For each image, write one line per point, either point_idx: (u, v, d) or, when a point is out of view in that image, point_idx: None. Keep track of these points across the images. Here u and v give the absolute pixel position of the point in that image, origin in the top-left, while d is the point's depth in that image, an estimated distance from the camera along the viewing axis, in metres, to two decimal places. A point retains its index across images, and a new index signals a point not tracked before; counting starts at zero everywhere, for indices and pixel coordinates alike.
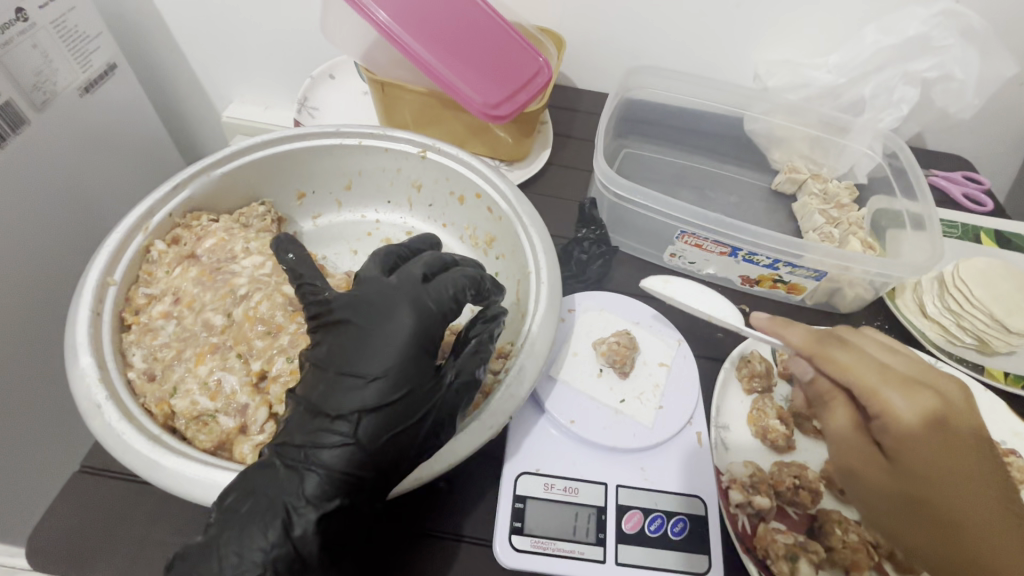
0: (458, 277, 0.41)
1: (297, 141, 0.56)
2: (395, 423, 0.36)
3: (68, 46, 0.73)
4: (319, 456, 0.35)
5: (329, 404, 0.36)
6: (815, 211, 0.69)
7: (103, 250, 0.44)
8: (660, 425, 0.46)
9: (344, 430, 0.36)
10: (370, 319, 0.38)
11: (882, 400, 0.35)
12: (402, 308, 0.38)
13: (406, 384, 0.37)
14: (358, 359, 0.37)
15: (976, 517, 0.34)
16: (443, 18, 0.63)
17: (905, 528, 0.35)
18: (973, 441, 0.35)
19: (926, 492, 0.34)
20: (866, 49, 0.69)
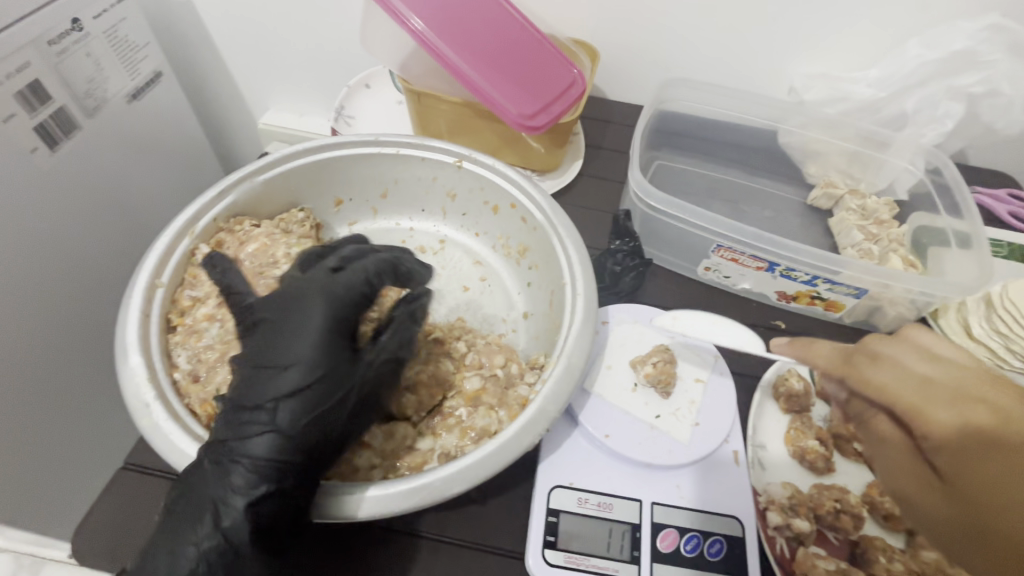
0: (366, 264, 0.42)
1: (336, 151, 0.57)
2: (315, 408, 0.35)
3: (119, 55, 0.76)
4: (243, 451, 0.34)
5: (248, 396, 0.35)
6: (852, 227, 0.68)
7: (152, 254, 0.45)
8: (697, 442, 0.45)
9: (263, 419, 0.35)
10: (286, 311, 0.38)
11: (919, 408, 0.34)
12: (316, 296, 0.38)
13: (322, 367, 0.36)
14: (276, 350, 0.37)
15: None
16: (480, 31, 0.64)
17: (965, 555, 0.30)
18: None
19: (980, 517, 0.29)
20: (908, 63, 0.67)
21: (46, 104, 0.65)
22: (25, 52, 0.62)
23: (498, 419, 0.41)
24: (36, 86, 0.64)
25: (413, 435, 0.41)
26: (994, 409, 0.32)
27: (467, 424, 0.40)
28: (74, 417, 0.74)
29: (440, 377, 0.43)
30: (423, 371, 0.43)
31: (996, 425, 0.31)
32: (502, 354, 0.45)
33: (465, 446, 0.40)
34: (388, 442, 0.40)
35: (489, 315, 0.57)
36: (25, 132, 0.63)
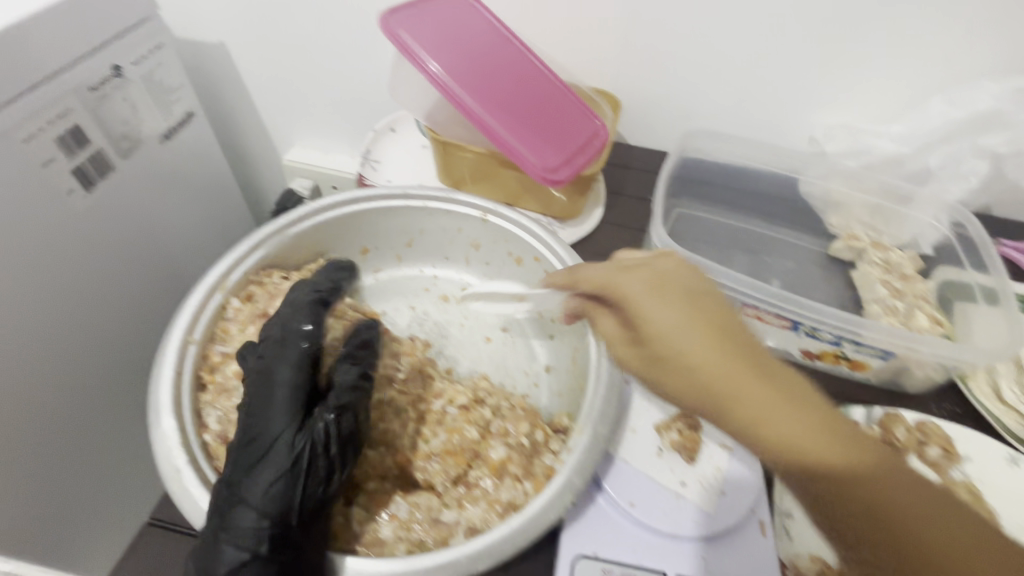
0: (303, 320, 0.45)
1: (365, 203, 0.58)
2: (281, 472, 0.36)
3: (154, 97, 0.78)
4: (227, 528, 0.35)
5: (227, 474, 0.37)
6: (877, 282, 0.67)
7: (185, 311, 0.46)
8: (723, 512, 0.45)
9: (241, 493, 0.36)
10: (253, 388, 0.41)
11: (613, 289, 0.40)
12: (276, 367, 0.41)
13: (284, 433, 0.38)
14: (249, 426, 0.39)
15: (706, 366, 0.34)
16: (504, 85, 0.65)
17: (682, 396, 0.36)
18: (689, 293, 0.37)
19: (664, 356, 0.36)
20: (932, 120, 0.68)
21: (84, 147, 0.68)
22: (67, 100, 0.64)
23: (523, 492, 0.40)
24: (77, 131, 0.66)
25: (438, 507, 0.40)
26: (651, 267, 0.40)
27: (493, 497, 0.40)
28: (94, 453, 0.74)
29: (464, 445, 0.42)
30: (449, 440, 0.43)
31: (661, 277, 0.38)
32: (527, 421, 0.44)
33: (491, 519, 0.39)
34: (414, 512, 0.40)
35: (511, 368, 0.57)
36: (63, 175, 0.65)
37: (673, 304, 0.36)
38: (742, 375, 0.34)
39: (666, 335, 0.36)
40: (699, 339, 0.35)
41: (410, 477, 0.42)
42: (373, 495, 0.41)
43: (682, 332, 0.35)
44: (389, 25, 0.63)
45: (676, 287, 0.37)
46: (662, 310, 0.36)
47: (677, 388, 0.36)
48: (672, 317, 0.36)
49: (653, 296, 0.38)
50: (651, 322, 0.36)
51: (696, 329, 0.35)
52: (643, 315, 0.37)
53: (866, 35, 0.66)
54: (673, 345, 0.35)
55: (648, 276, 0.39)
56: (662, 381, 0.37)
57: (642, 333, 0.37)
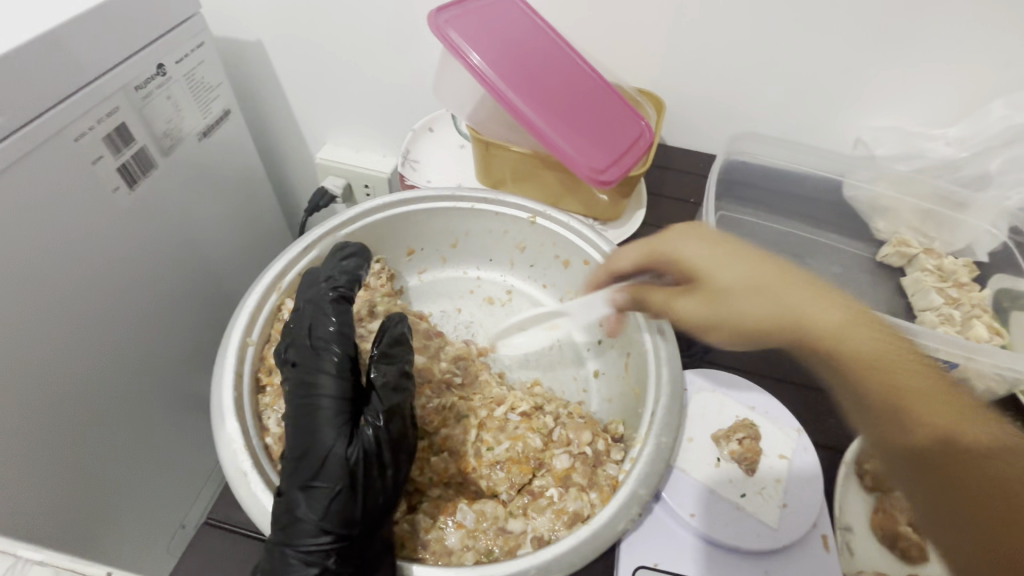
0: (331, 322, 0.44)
1: (413, 204, 0.57)
2: (337, 486, 0.36)
3: (195, 96, 0.78)
4: (294, 544, 0.35)
5: (282, 491, 0.37)
6: (931, 289, 0.65)
7: (243, 312, 0.45)
8: (786, 525, 0.44)
9: (302, 509, 0.36)
10: (294, 399, 0.40)
11: (656, 250, 0.46)
12: (315, 376, 0.40)
13: (334, 447, 0.37)
14: (297, 439, 0.38)
15: (757, 286, 0.41)
16: (551, 85, 0.65)
17: (742, 320, 0.42)
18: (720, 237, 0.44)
19: (716, 293, 0.42)
20: (993, 125, 0.65)
21: (129, 145, 0.68)
22: (115, 99, 0.64)
23: (590, 502, 0.39)
24: (122, 130, 0.67)
25: (504, 516, 0.39)
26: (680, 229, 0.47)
27: (559, 506, 0.39)
28: (136, 449, 0.74)
29: (529, 453, 0.42)
30: (513, 448, 0.42)
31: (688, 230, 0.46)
32: (589, 430, 0.43)
33: (558, 530, 0.38)
34: (480, 521, 0.39)
35: (560, 372, 0.56)
36: (110, 173, 0.65)
37: (721, 249, 0.43)
38: (803, 297, 0.40)
39: (720, 277, 0.42)
40: (741, 270, 0.41)
41: (472, 486, 0.42)
42: (438, 503, 0.41)
43: (735, 266, 0.42)
44: (438, 24, 0.62)
45: (706, 235, 0.44)
46: (706, 257, 0.43)
47: (752, 315, 0.41)
48: (712, 258, 0.42)
49: (694, 245, 0.44)
50: (710, 273, 0.42)
51: (739, 263, 0.42)
52: (693, 263, 0.43)
53: (923, 35, 0.64)
54: (731, 283, 0.41)
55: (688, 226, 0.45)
56: (732, 313, 0.42)
57: (702, 280, 0.43)
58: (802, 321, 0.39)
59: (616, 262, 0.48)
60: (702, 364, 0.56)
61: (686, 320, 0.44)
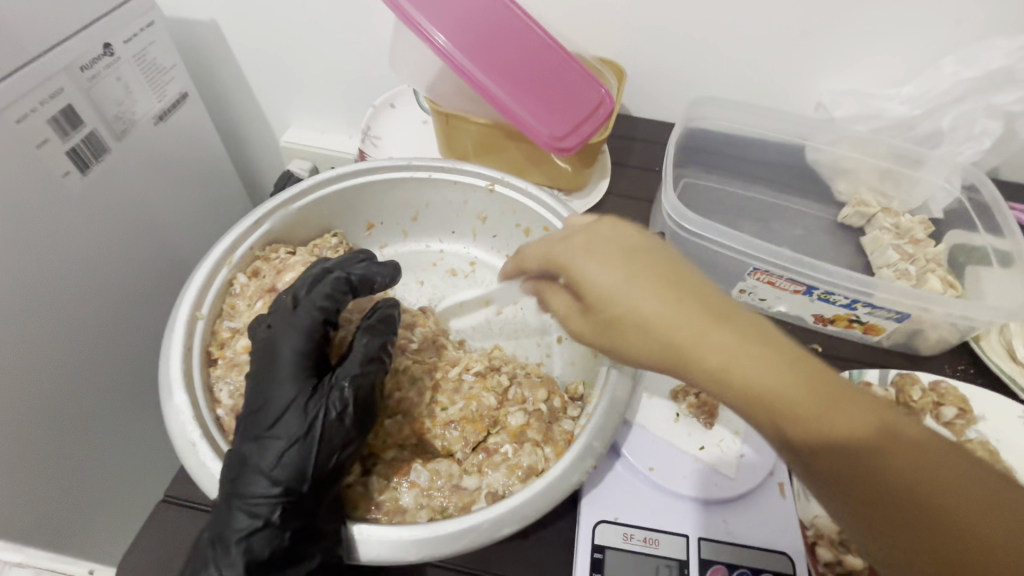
0: (315, 287, 0.43)
1: (368, 175, 0.57)
2: (293, 436, 0.37)
3: (147, 77, 0.75)
4: (240, 495, 0.36)
5: (237, 443, 0.38)
6: (888, 247, 0.66)
7: (191, 286, 0.45)
8: (742, 474, 0.45)
9: (256, 459, 0.36)
10: (262, 356, 0.40)
11: (559, 257, 0.41)
12: (283, 334, 0.41)
13: (291, 400, 0.38)
14: (257, 393, 0.39)
15: (653, 321, 0.35)
16: (507, 51, 0.64)
17: (643, 353, 0.37)
18: (626, 249, 0.38)
19: (612, 318, 0.37)
20: (944, 82, 0.67)
21: (78, 129, 0.65)
22: (58, 79, 0.62)
23: (544, 456, 0.40)
24: (69, 113, 0.64)
25: (458, 473, 0.40)
26: (595, 229, 0.41)
27: (514, 461, 0.40)
28: (97, 440, 0.73)
29: (482, 412, 0.42)
30: (467, 407, 0.43)
31: (597, 235, 0.40)
32: (543, 388, 0.44)
33: (513, 485, 0.39)
34: (435, 480, 0.39)
35: (523, 339, 0.56)
36: (58, 157, 0.63)
37: (609, 268, 0.37)
38: (702, 343, 0.33)
39: (607, 302, 0.37)
40: (638, 299, 0.36)
41: (428, 446, 0.42)
42: (392, 464, 0.41)
43: (629, 293, 0.36)
44: None
45: (606, 247, 0.38)
46: (600, 276, 0.37)
47: (651, 355, 0.36)
48: (607, 282, 0.37)
49: (588, 257, 0.38)
50: (596, 292, 0.37)
51: (639, 293, 0.36)
52: (582, 280, 0.39)
53: None
54: (626, 312, 0.36)
55: (581, 240, 0.40)
56: (633, 346, 0.37)
57: (591, 300, 0.38)
58: (693, 359, 0.34)
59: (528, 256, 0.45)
60: None
61: (589, 341, 0.41)
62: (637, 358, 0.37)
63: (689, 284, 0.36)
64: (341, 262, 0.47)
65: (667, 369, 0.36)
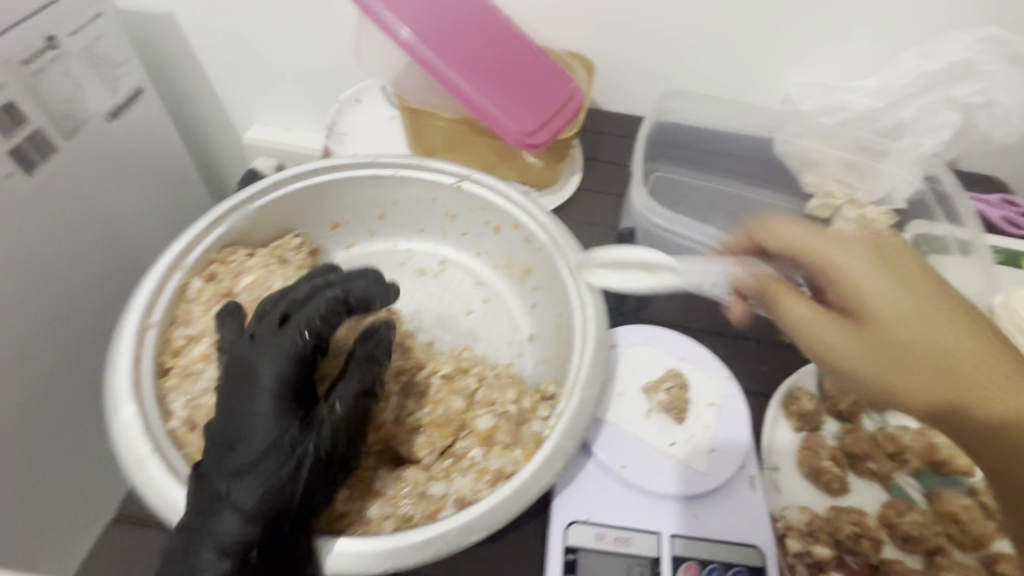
0: (313, 307, 0.40)
1: (331, 173, 0.55)
2: (273, 478, 0.35)
3: (97, 72, 0.72)
4: (211, 533, 0.34)
5: (209, 475, 0.35)
6: (853, 238, 0.67)
7: (141, 292, 0.43)
8: (713, 469, 0.45)
9: (229, 497, 0.34)
10: (234, 382, 0.37)
11: (832, 265, 0.40)
12: (266, 357, 0.37)
13: (274, 436, 0.36)
14: (234, 421, 0.36)
15: (962, 355, 0.36)
16: (474, 45, 0.63)
17: (907, 379, 0.37)
18: (915, 273, 0.39)
19: (904, 342, 0.37)
20: (906, 74, 0.68)
21: (21, 126, 0.62)
22: None
23: (513, 460, 0.40)
24: (10, 109, 0.60)
25: (424, 480, 0.39)
26: (870, 245, 0.41)
27: (482, 466, 0.39)
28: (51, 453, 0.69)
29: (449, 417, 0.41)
30: (434, 412, 0.42)
31: (879, 252, 0.40)
32: (513, 389, 0.43)
33: (481, 490, 0.38)
34: (401, 488, 0.39)
35: (494, 339, 0.55)
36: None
37: (887, 279, 0.39)
38: (983, 383, 0.35)
39: (896, 325, 0.38)
40: (931, 327, 0.37)
41: (395, 453, 0.42)
42: (358, 475, 0.40)
43: (914, 324, 0.37)
44: None
45: (902, 267, 0.39)
46: (884, 294, 0.38)
47: (928, 384, 0.37)
48: (899, 303, 0.38)
49: (875, 273, 0.39)
50: (877, 306, 0.38)
51: (933, 320, 0.37)
52: (865, 296, 0.39)
53: None
54: (895, 333, 0.38)
55: (868, 251, 0.40)
56: (902, 373, 0.37)
57: (869, 313, 0.39)
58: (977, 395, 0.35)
59: (778, 247, 0.44)
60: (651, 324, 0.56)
61: (825, 356, 0.40)
62: (903, 385, 0.38)
63: (969, 317, 0.38)
64: (342, 277, 0.43)
65: (933, 401, 0.37)
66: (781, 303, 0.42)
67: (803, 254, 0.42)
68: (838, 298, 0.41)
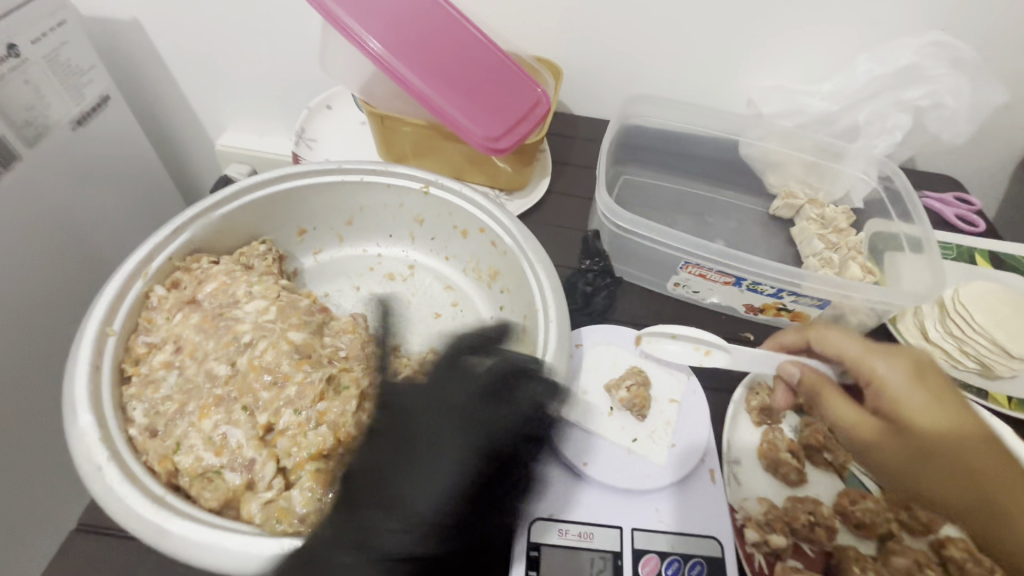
0: (495, 367, 0.45)
1: (296, 179, 0.55)
2: (414, 554, 0.36)
3: (61, 79, 0.71)
4: (382, 544, 0.36)
5: (390, 494, 0.38)
6: (814, 237, 0.69)
7: (101, 301, 0.43)
8: (673, 464, 0.46)
9: (365, 546, 0.36)
10: (450, 440, 0.41)
11: (874, 372, 0.47)
12: (497, 402, 0.43)
13: (486, 467, 0.40)
14: (431, 453, 0.40)
15: (984, 460, 0.42)
16: (440, 53, 0.64)
17: (933, 483, 0.43)
18: (938, 385, 0.46)
19: (935, 447, 0.43)
20: (859, 78, 0.70)
21: None
22: None
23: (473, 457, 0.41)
24: None
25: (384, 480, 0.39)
26: (903, 355, 0.48)
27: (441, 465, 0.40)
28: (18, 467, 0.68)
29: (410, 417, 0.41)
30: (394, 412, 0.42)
31: (919, 367, 0.47)
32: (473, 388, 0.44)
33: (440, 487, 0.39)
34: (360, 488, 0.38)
35: None
36: None
37: (922, 389, 0.45)
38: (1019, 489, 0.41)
39: (933, 432, 0.43)
40: (969, 440, 0.43)
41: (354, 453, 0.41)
42: (316, 474, 0.39)
43: (949, 429, 0.43)
44: None
45: (936, 380, 0.46)
46: (920, 403, 0.45)
47: (942, 487, 0.42)
48: (934, 412, 0.44)
49: (917, 385, 0.46)
50: (914, 413, 0.44)
51: (970, 432, 0.44)
52: (899, 400, 0.45)
53: None
54: (931, 436, 0.43)
55: (909, 367, 0.47)
56: (932, 478, 0.43)
57: (906, 419, 0.44)
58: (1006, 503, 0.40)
59: (826, 344, 0.50)
60: (616, 324, 0.58)
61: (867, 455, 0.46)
62: (926, 488, 0.43)
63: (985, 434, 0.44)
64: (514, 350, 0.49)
65: (956, 505, 0.42)
66: (825, 398, 0.48)
67: (848, 355, 0.49)
68: (873, 401, 0.47)
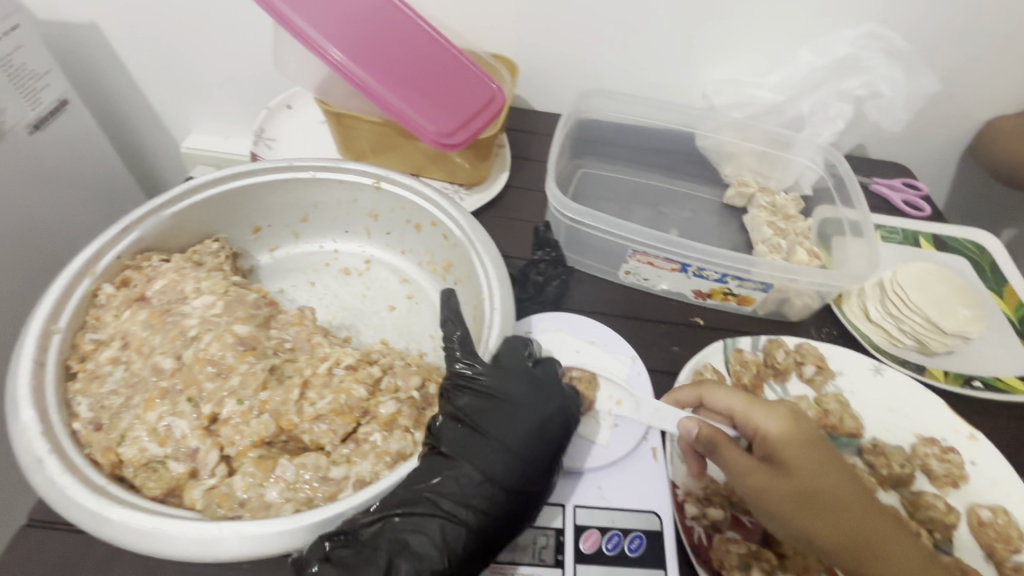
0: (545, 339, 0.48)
1: (248, 178, 0.56)
2: (513, 488, 0.39)
3: (16, 84, 0.71)
4: (486, 477, 0.39)
5: (489, 437, 0.40)
6: (763, 224, 0.71)
7: (45, 299, 0.43)
8: (615, 442, 0.49)
9: (462, 481, 0.38)
10: (526, 390, 0.42)
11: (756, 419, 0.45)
12: (546, 366, 0.45)
13: (558, 419, 0.42)
14: (512, 406, 0.42)
15: (854, 501, 0.41)
16: (393, 52, 0.65)
17: (814, 526, 0.40)
18: (813, 433, 0.44)
19: (810, 488, 0.41)
20: (802, 69, 0.72)
21: None
22: None
23: (413, 441, 0.42)
24: None
25: (326, 465, 0.40)
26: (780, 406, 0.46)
27: (382, 449, 0.41)
28: None
29: (352, 404, 0.42)
30: (336, 400, 0.43)
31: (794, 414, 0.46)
32: (416, 375, 0.46)
33: (380, 471, 0.40)
34: (301, 473, 0.39)
35: (416, 332, 0.57)
36: None
37: (800, 434, 0.44)
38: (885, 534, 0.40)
39: (812, 478, 0.41)
40: (843, 483, 0.42)
41: (297, 441, 0.42)
42: (258, 462, 0.40)
43: (824, 472, 0.42)
44: None
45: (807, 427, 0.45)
46: (800, 448, 0.43)
47: (823, 534, 0.40)
48: (812, 457, 0.42)
49: (791, 429, 0.44)
50: (793, 456, 0.42)
51: (843, 476, 0.42)
52: (781, 444, 0.43)
53: None
54: (808, 482, 0.41)
55: (785, 413, 0.45)
56: (813, 524, 0.40)
57: (787, 463, 0.42)
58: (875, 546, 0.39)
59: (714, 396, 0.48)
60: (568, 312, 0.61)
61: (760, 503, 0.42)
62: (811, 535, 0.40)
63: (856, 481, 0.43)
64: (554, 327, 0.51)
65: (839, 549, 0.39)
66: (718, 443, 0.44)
67: (738, 404, 0.46)
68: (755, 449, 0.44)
